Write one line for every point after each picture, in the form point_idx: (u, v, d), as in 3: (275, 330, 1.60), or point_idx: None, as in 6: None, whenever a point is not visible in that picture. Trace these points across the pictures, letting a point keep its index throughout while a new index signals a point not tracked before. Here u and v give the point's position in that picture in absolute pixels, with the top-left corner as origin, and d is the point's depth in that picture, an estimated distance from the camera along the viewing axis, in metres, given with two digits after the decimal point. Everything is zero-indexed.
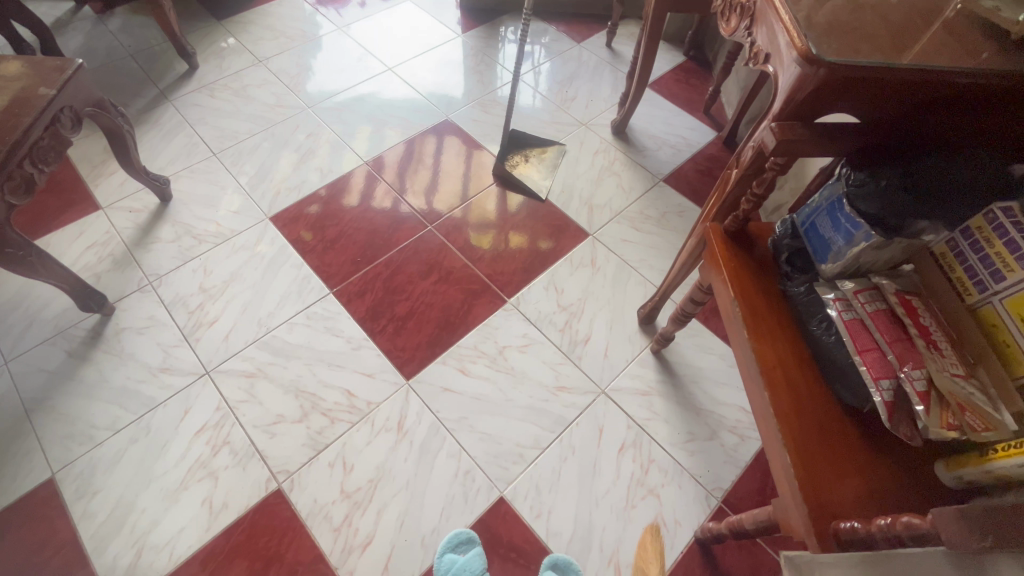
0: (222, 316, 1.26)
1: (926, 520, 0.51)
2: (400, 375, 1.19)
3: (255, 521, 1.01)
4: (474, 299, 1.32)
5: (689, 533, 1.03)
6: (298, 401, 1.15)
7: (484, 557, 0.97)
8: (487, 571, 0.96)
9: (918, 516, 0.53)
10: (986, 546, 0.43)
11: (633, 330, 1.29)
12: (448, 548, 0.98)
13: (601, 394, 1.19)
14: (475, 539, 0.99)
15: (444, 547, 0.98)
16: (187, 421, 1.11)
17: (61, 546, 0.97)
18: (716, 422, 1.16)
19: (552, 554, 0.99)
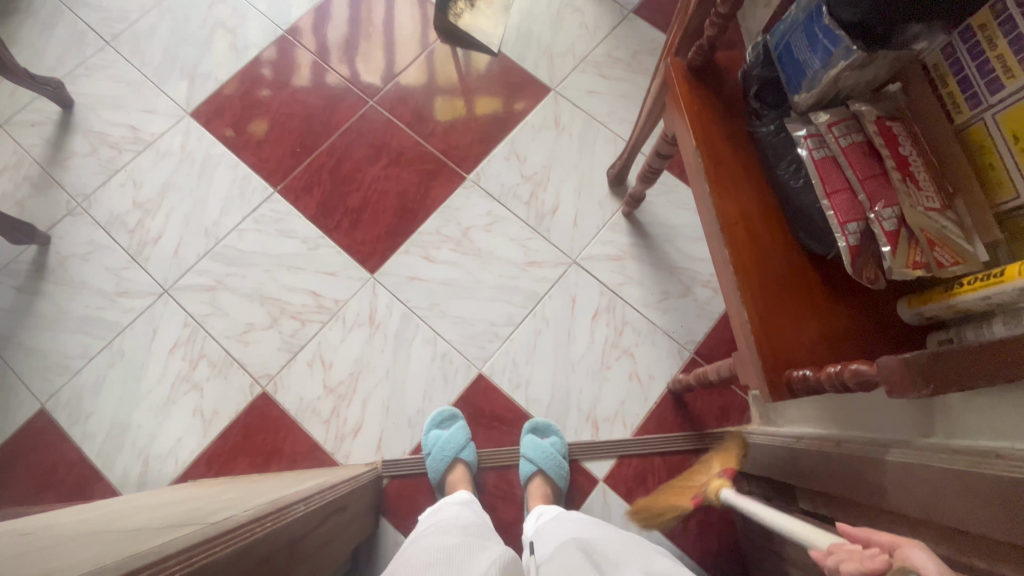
0: (166, 231, 1.19)
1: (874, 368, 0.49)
2: (364, 270, 1.15)
3: (248, 422, 1.05)
4: (430, 180, 1.22)
5: (663, 385, 1.07)
6: (265, 309, 1.13)
7: (467, 429, 1.02)
8: (471, 441, 1.02)
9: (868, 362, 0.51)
10: (926, 392, 0.42)
11: (604, 194, 1.21)
12: (433, 425, 1.02)
13: (573, 265, 1.15)
14: (458, 415, 1.04)
15: (429, 424, 1.03)
16: (158, 341, 1.10)
17: (72, 466, 1.02)
18: (689, 278, 1.14)
19: (533, 419, 1.04)
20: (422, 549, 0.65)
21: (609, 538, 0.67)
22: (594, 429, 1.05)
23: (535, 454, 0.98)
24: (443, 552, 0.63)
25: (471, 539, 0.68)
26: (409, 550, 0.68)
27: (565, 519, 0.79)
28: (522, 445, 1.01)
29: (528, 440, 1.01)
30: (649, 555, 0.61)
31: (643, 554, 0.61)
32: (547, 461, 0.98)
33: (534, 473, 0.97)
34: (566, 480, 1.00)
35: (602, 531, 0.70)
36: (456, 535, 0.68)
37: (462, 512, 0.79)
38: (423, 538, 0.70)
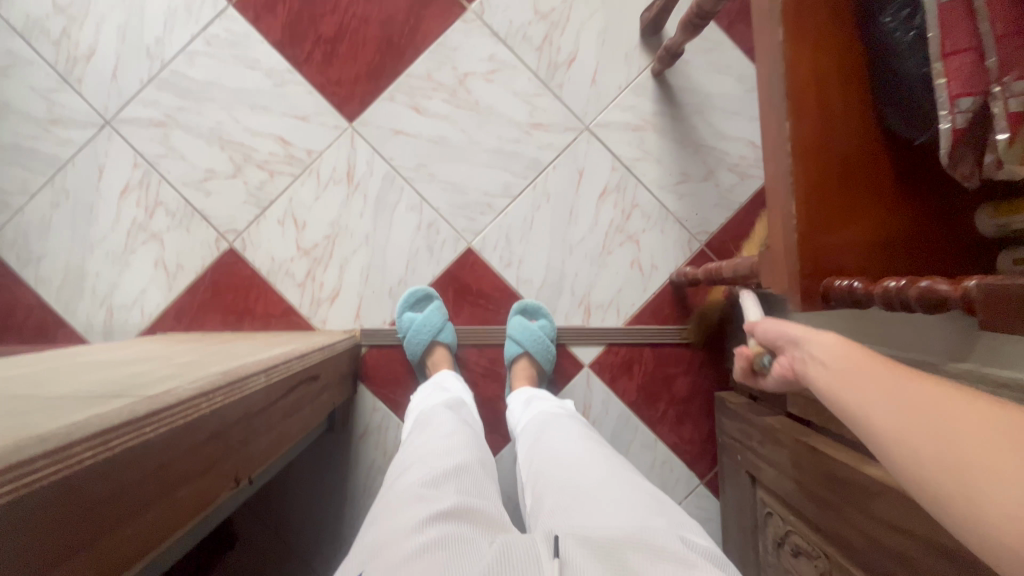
0: (99, 46, 0.98)
1: (956, 289, 0.40)
2: (341, 118, 0.98)
3: (217, 280, 0.97)
4: (422, 7, 0.99)
5: (666, 276, 0.99)
6: (226, 154, 0.98)
7: (444, 311, 0.95)
8: (448, 322, 0.95)
9: (944, 279, 0.42)
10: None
11: (632, 46, 0.99)
12: (407, 307, 0.95)
13: (584, 132, 0.99)
14: (434, 296, 0.96)
15: (403, 306, 0.95)
16: (106, 181, 0.97)
17: (30, 309, 0.96)
18: (715, 160, 1.00)
19: (523, 300, 0.97)
20: (410, 518, 0.51)
21: (613, 488, 0.56)
22: (586, 315, 0.99)
23: (523, 335, 0.93)
24: (439, 528, 0.49)
25: (470, 501, 0.54)
26: (389, 510, 0.54)
27: (570, 442, 0.68)
28: (509, 326, 0.95)
29: (517, 321, 0.95)
30: (654, 526, 0.50)
31: (646, 523, 0.50)
32: (535, 344, 0.93)
33: (520, 354, 0.93)
34: (552, 364, 0.96)
35: (611, 474, 0.59)
36: (450, 494, 0.55)
37: (453, 439, 0.66)
38: (408, 490, 0.56)
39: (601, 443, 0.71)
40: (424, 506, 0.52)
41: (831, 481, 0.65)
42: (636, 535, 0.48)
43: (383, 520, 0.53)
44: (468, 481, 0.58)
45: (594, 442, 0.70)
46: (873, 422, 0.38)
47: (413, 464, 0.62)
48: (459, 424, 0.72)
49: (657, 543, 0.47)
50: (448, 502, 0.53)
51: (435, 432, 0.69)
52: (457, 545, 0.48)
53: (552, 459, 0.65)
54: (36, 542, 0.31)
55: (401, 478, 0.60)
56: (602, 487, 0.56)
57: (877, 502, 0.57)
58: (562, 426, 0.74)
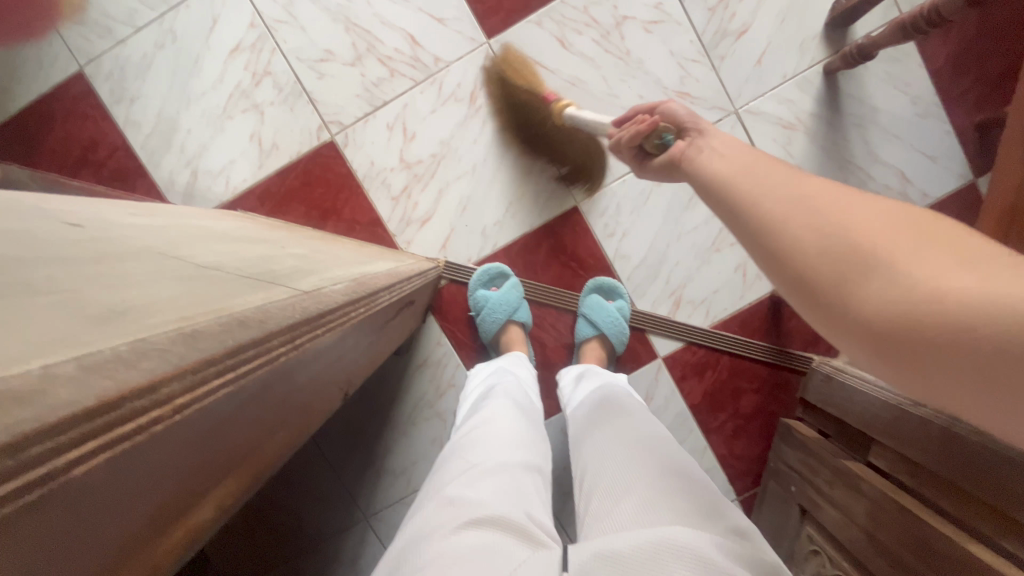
0: None
1: None
2: (479, 30, 0.89)
3: (310, 170, 0.92)
4: None
5: (767, 290, 0.94)
6: (349, 38, 0.90)
7: (521, 289, 0.91)
8: (523, 301, 0.91)
9: None
10: None
11: (811, 34, 0.89)
12: (481, 284, 0.90)
13: (731, 115, 0.91)
14: (509, 274, 0.91)
15: (476, 283, 0.91)
16: (218, 35, 0.90)
17: (113, 150, 0.91)
18: (857, 183, 0.92)
19: (599, 278, 0.92)
20: (445, 520, 0.44)
21: (651, 485, 0.47)
22: (673, 307, 0.95)
23: (598, 314, 0.89)
24: (472, 540, 0.41)
25: (510, 501, 0.47)
26: (424, 506, 0.47)
27: (615, 423, 0.59)
28: (586, 304, 0.91)
29: (592, 299, 0.90)
30: (688, 529, 0.41)
31: (697, 539, 0.40)
32: (608, 325, 0.88)
33: (592, 335, 0.89)
34: (616, 356, 0.92)
35: (653, 465, 0.49)
36: (484, 494, 0.46)
37: (501, 428, 0.58)
38: (447, 486, 0.49)
39: (652, 423, 0.61)
40: (459, 507, 0.45)
41: (918, 547, 0.59)
42: (667, 540, 0.40)
43: (413, 524, 0.46)
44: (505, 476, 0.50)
45: (635, 416, 0.60)
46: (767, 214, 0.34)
47: (455, 458, 0.55)
48: (516, 413, 0.63)
49: (694, 550, 0.39)
50: (482, 506, 0.45)
51: (484, 418, 0.61)
52: (490, 556, 0.40)
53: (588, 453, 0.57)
54: (239, 434, 0.27)
55: (440, 474, 0.53)
56: (632, 485, 0.47)
57: None
58: (619, 399, 0.66)
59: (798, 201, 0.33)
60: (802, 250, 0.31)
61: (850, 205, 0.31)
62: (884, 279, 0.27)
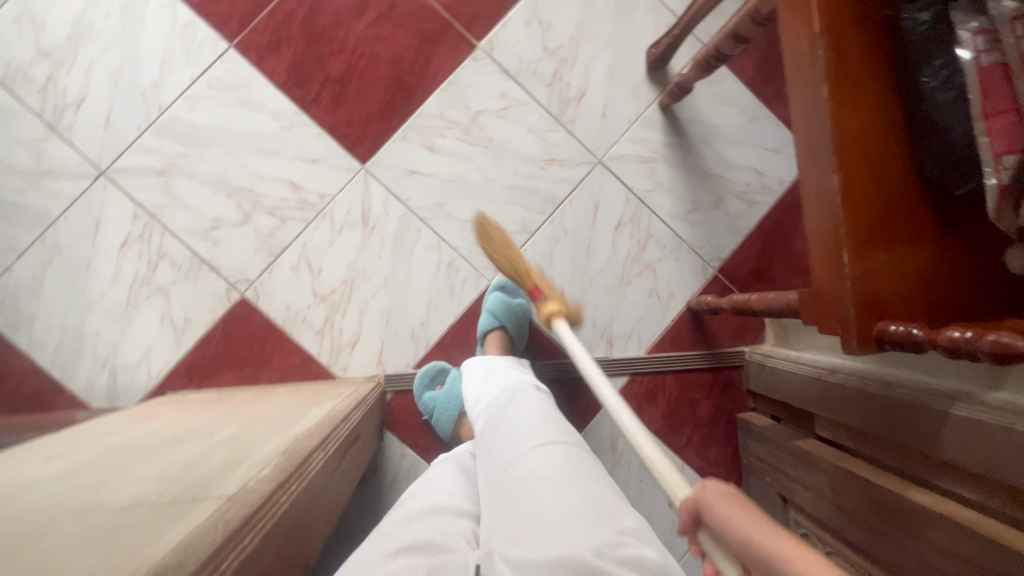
0: (90, 91, 0.92)
1: None
2: (353, 159, 0.96)
3: (229, 332, 0.93)
4: (432, 46, 0.97)
5: (683, 304, 1.01)
6: (233, 202, 0.94)
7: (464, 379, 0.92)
8: None
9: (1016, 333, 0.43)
10: None
11: (640, 79, 1.01)
12: (426, 387, 0.93)
13: (598, 165, 1.01)
14: (448, 367, 0.93)
15: (421, 387, 0.93)
16: (104, 235, 0.92)
17: (23, 376, 0.89)
18: (723, 188, 1.03)
19: (500, 278, 0.97)
20: (378, 551, 0.49)
21: (550, 490, 0.51)
22: (608, 346, 1.00)
23: (497, 308, 0.92)
24: (396, 562, 0.47)
25: (440, 532, 0.52)
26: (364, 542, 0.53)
27: (522, 423, 0.64)
28: (488, 301, 0.94)
29: (494, 297, 0.94)
30: (579, 529, 0.47)
31: (584, 538, 0.46)
32: (513, 323, 0.92)
33: (493, 327, 0.92)
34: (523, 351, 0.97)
35: (558, 468, 0.54)
36: (417, 529, 0.53)
37: (440, 479, 0.64)
38: (385, 528, 0.54)
39: (563, 424, 0.65)
40: (391, 541, 0.51)
41: (880, 508, 0.65)
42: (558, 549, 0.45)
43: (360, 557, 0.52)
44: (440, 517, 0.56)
45: (547, 421, 0.64)
46: None
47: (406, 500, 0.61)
48: (453, 464, 0.69)
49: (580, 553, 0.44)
50: (413, 538, 0.51)
51: (427, 475, 0.67)
52: (410, 574, 0.45)
53: (496, 456, 0.61)
54: None
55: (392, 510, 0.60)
56: (533, 492, 0.52)
57: (929, 529, 0.58)
58: (529, 402, 0.69)
59: None
60: None
61: None
62: None
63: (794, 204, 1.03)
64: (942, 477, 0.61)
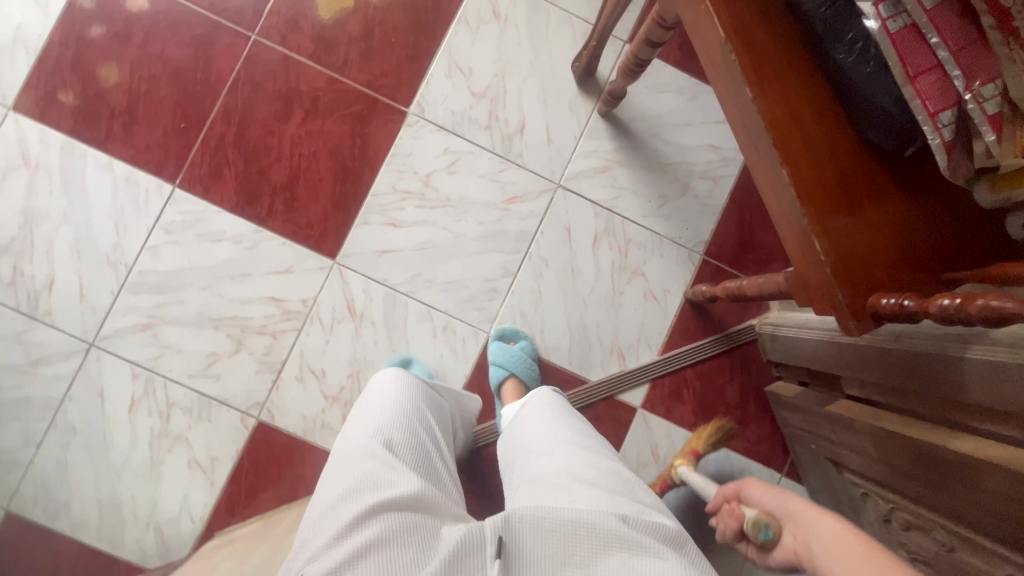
0: (56, 272, 0.93)
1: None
2: (323, 256, 0.97)
3: (256, 458, 0.94)
4: (365, 125, 0.98)
5: (681, 297, 1.01)
6: (222, 333, 0.95)
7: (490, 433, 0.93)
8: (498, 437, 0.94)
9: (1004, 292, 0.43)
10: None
11: (573, 94, 1.01)
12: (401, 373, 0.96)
13: (558, 189, 1.00)
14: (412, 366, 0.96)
15: None
16: (111, 403, 0.93)
17: (74, 560, 0.91)
18: (685, 173, 1.02)
19: (500, 326, 0.98)
20: (355, 510, 0.53)
21: (576, 473, 0.57)
22: (621, 360, 1.00)
23: (503, 358, 0.94)
24: (378, 527, 0.51)
25: (413, 485, 0.57)
26: (340, 497, 0.56)
27: (543, 421, 0.69)
28: (490, 353, 0.95)
29: (496, 347, 0.95)
30: (600, 505, 0.53)
31: (611, 504, 0.53)
32: (521, 367, 0.94)
33: (505, 377, 0.94)
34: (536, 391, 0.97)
35: (576, 458, 0.60)
36: (393, 481, 0.56)
37: (406, 417, 0.67)
38: (357, 478, 0.57)
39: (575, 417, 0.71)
40: (369, 498, 0.54)
41: (928, 463, 0.64)
42: (584, 521, 0.50)
43: (355, 478, 0.57)
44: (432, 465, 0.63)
45: (559, 418, 0.70)
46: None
47: (392, 422, 0.65)
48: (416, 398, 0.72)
49: (605, 524, 0.50)
50: (388, 494, 0.54)
51: (388, 405, 0.69)
52: (397, 543, 0.50)
53: (517, 454, 0.66)
54: None
55: (371, 432, 0.63)
56: (558, 474, 0.58)
57: (984, 478, 0.56)
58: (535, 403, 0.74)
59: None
60: None
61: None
62: None
63: None
64: (981, 421, 0.59)
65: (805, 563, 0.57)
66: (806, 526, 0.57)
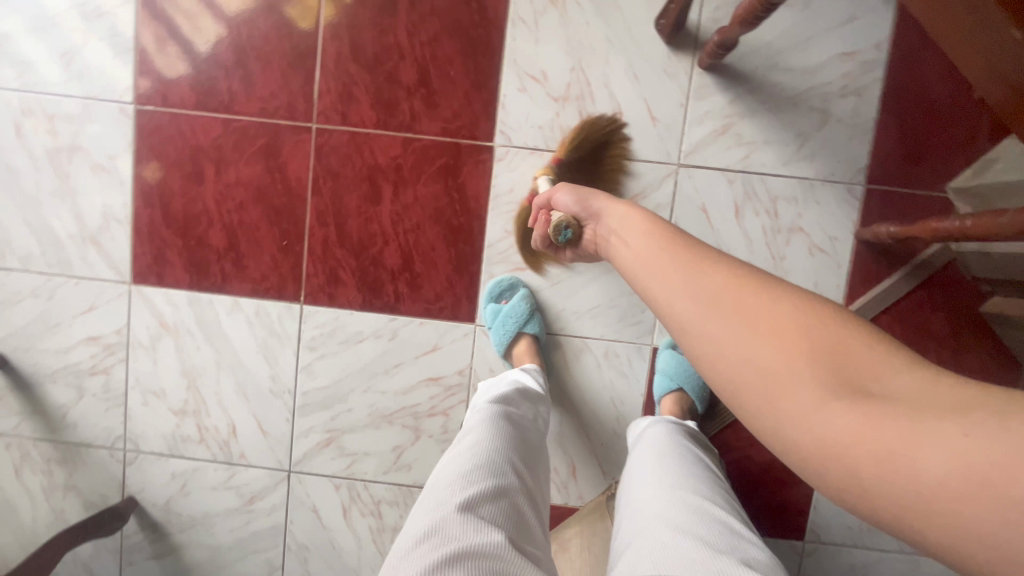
0: (232, 417, 0.96)
1: None
2: (463, 323, 0.93)
3: None
4: (456, 176, 0.90)
5: (851, 241, 0.89)
6: (398, 425, 0.96)
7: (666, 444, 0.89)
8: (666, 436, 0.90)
9: None
10: None
11: (665, 56, 0.87)
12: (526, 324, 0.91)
13: (680, 169, 0.89)
14: None
15: None
16: (327, 517, 0.98)
17: None
18: (820, 99, 0.87)
19: (665, 333, 0.92)
20: (431, 554, 0.50)
21: (653, 520, 0.51)
22: None
23: (671, 369, 0.89)
24: None
25: (490, 533, 0.53)
26: (419, 528, 0.54)
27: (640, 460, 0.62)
28: (660, 361, 0.91)
29: (666, 356, 0.91)
30: None
31: None
32: (691, 380, 0.88)
33: (671, 390, 0.89)
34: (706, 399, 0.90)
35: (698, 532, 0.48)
36: (474, 524, 0.53)
37: (495, 449, 0.64)
38: (440, 509, 0.55)
39: (710, 479, 0.58)
40: (445, 541, 0.51)
41: None
42: None
43: (437, 509, 0.55)
44: (525, 499, 0.61)
45: (690, 476, 0.57)
46: (708, 337, 0.41)
47: (484, 455, 0.62)
48: (507, 431, 0.68)
49: None
50: (464, 542, 0.51)
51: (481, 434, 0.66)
52: None
53: (627, 497, 0.57)
54: None
55: (467, 448, 0.64)
56: (645, 528, 0.50)
57: None
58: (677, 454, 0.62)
59: (761, 357, 0.38)
60: (769, 377, 0.37)
61: (797, 344, 0.37)
62: (835, 427, 0.34)
63: (906, 60, 0.86)
64: None
65: (600, 245, 0.63)
66: (603, 213, 0.62)
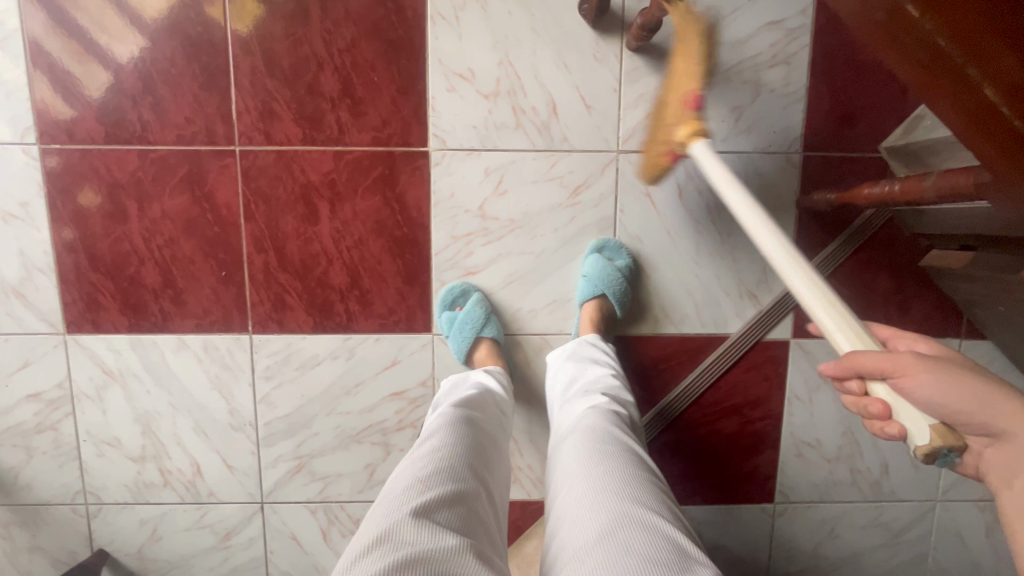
0: (195, 456, 0.94)
1: None
2: (420, 334, 0.92)
3: None
4: (393, 186, 0.87)
5: (793, 210, 0.90)
6: (367, 444, 0.95)
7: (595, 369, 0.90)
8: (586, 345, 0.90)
9: None
10: None
11: (592, 41, 0.85)
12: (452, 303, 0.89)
13: (620, 156, 0.88)
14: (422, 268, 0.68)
15: None
16: (308, 542, 0.97)
17: None
18: (750, 71, 0.86)
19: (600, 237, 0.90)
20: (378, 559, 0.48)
21: (585, 530, 0.51)
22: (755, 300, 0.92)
23: (594, 275, 0.87)
24: None
25: (442, 537, 0.51)
26: (368, 535, 0.52)
27: (578, 462, 0.61)
28: (586, 266, 0.88)
29: (593, 261, 0.88)
30: None
31: None
32: (614, 287, 0.86)
33: (595, 297, 0.87)
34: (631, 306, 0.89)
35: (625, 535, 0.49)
36: (425, 529, 0.52)
37: (454, 456, 0.63)
38: (393, 515, 0.53)
39: (642, 470, 0.59)
40: (394, 546, 0.49)
41: None
42: None
43: (390, 515, 0.54)
44: (482, 505, 0.60)
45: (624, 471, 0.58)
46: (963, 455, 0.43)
47: (442, 463, 0.61)
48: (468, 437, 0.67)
49: None
50: (412, 548, 0.49)
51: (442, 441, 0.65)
52: None
53: (559, 495, 0.59)
54: None
55: (427, 456, 0.63)
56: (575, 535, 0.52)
57: None
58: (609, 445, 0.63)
59: None
60: None
61: None
62: None
63: (832, 23, 0.85)
64: None
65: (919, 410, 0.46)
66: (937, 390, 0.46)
